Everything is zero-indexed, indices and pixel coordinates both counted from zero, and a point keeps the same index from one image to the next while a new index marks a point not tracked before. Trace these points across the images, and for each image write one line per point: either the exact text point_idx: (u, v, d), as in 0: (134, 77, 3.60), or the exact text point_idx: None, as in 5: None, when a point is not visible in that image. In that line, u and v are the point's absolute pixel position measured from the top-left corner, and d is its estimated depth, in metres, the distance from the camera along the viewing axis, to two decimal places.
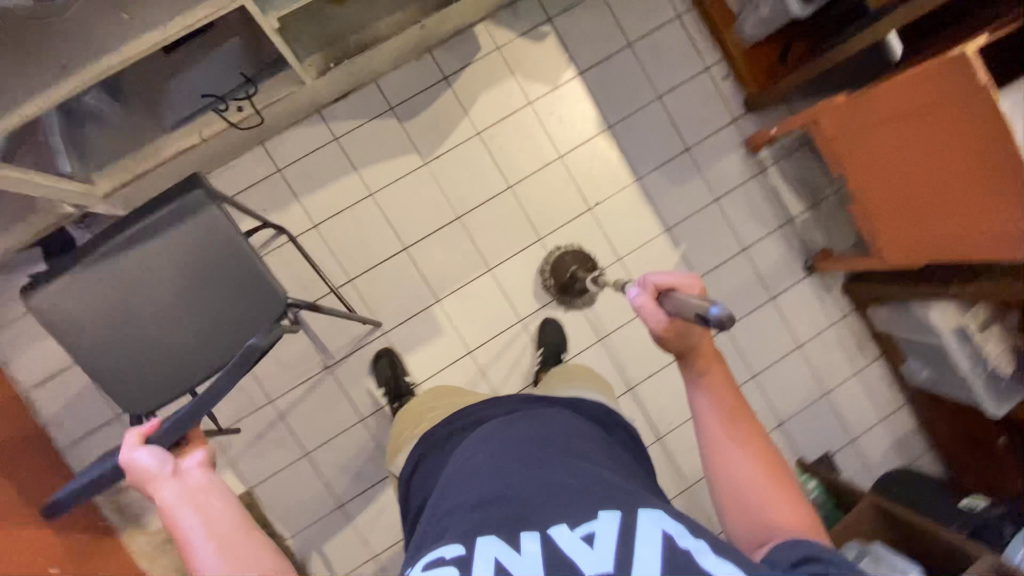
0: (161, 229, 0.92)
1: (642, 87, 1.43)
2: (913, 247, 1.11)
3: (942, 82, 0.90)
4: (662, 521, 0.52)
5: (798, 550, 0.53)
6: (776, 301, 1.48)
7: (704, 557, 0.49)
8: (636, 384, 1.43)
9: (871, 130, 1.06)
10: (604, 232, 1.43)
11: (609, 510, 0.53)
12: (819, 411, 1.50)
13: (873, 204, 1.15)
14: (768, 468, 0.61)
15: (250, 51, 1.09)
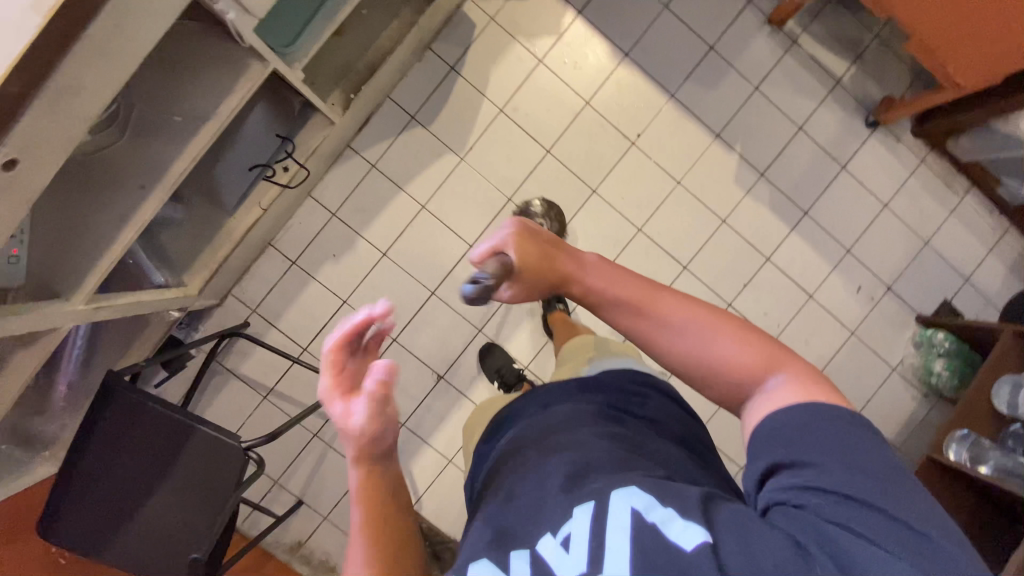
0: (122, 477, 0.86)
1: (645, 3, 1.36)
2: (985, 61, 1.05)
3: None
4: (635, 497, 0.54)
5: (786, 472, 0.52)
6: (847, 168, 1.42)
7: (685, 522, 0.50)
8: (735, 296, 1.42)
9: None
10: (655, 161, 1.40)
11: (618, 489, 0.55)
12: (925, 262, 1.45)
13: (930, 37, 1.08)
14: (714, 332, 0.61)
15: (276, 110, 1.11)
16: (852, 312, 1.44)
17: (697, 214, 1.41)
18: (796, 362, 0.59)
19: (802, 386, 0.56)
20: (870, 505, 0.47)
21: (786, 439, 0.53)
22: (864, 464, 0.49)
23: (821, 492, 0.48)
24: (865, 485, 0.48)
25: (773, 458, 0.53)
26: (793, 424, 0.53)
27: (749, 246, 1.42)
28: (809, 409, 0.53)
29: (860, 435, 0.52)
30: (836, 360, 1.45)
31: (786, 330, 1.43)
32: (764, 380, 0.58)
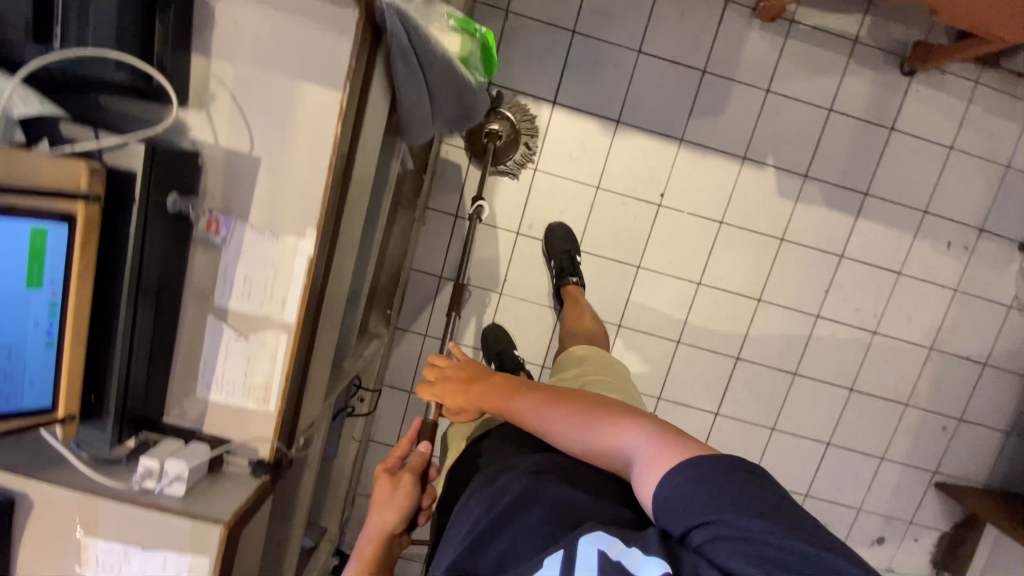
0: None
1: (617, 59, 1.23)
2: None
3: None
4: (602, 541, 0.52)
5: (700, 525, 0.51)
6: (896, 128, 1.27)
7: (643, 556, 0.50)
8: (821, 305, 1.35)
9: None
10: (689, 212, 1.31)
11: (586, 533, 0.53)
12: (1013, 186, 1.31)
13: (958, 7, 0.95)
14: (591, 421, 0.68)
15: None
16: (949, 271, 1.34)
17: (752, 243, 1.32)
18: (661, 428, 0.63)
19: (661, 449, 0.60)
20: (785, 540, 0.47)
21: (678, 497, 0.54)
22: (757, 500, 0.51)
23: (738, 538, 0.49)
24: (762, 520, 0.49)
25: (683, 514, 0.53)
26: (671, 487, 0.55)
27: (819, 250, 1.33)
28: (671, 470, 0.56)
29: (737, 467, 0.54)
30: (947, 322, 1.37)
31: (885, 314, 1.36)
32: (633, 447, 0.63)
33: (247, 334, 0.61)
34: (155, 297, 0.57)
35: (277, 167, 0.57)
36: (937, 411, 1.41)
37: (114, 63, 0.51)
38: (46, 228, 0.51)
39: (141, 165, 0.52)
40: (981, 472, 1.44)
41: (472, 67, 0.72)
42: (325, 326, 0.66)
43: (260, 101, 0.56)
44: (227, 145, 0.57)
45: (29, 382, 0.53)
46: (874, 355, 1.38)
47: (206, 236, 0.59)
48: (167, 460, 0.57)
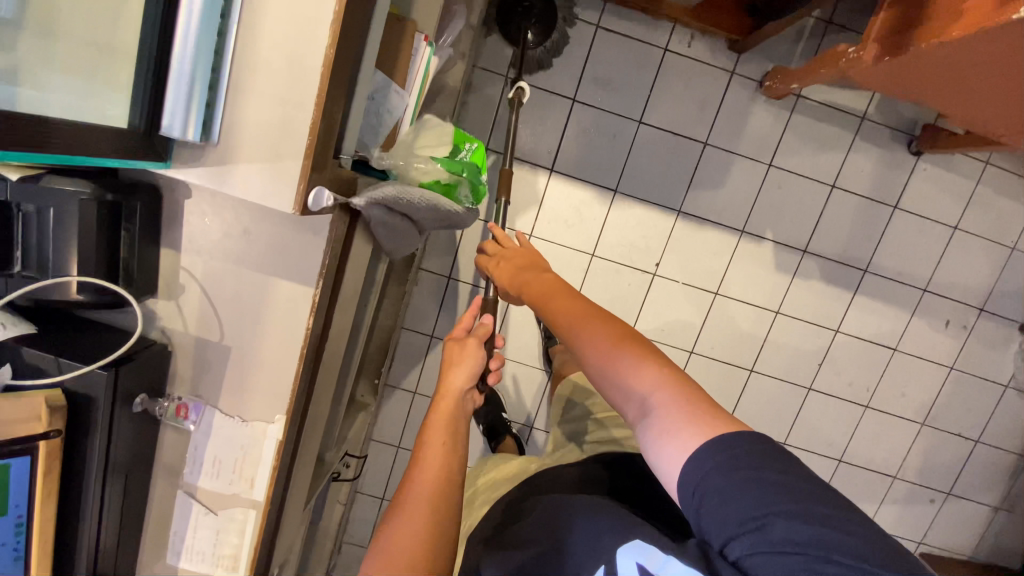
0: None
1: (617, 128, 1.21)
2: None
3: (1005, 53, 0.67)
4: (638, 550, 0.56)
5: (739, 535, 0.48)
6: (900, 206, 1.25)
7: (680, 564, 0.53)
8: (813, 378, 1.34)
9: (913, 71, 0.83)
10: (684, 282, 1.29)
11: (624, 544, 0.57)
12: (1017, 267, 1.29)
13: (970, 117, 0.92)
14: (606, 352, 0.58)
15: None
16: (946, 349, 1.32)
17: (746, 315, 1.31)
18: (689, 391, 0.54)
19: (685, 414, 0.52)
20: (834, 556, 0.44)
21: (705, 492, 0.49)
22: (802, 497, 0.47)
23: (781, 550, 0.45)
24: (811, 526, 0.45)
25: (719, 522, 0.49)
26: (699, 475, 0.49)
27: (814, 324, 1.31)
28: (695, 453, 0.50)
29: (803, 480, 0.49)
30: (941, 398, 1.35)
31: (878, 389, 1.35)
32: (648, 399, 0.55)
33: (216, 509, 0.77)
34: (122, 475, 0.70)
35: (248, 355, 0.69)
36: (926, 485, 1.40)
37: (77, 284, 0.60)
38: (9, 463, 0.59)
39: (105, 384, 0.62)
40: (966, 546, 1.44)
41: (462, 194, 0.72)
42: (303, 465, 0.74)
43: (231, 298, 0.67)
44: (197, 335, 0.70)
45: (6, 558, 0.62)
46: (864, 428, 1.37)
47: (176, 418, 0.73)
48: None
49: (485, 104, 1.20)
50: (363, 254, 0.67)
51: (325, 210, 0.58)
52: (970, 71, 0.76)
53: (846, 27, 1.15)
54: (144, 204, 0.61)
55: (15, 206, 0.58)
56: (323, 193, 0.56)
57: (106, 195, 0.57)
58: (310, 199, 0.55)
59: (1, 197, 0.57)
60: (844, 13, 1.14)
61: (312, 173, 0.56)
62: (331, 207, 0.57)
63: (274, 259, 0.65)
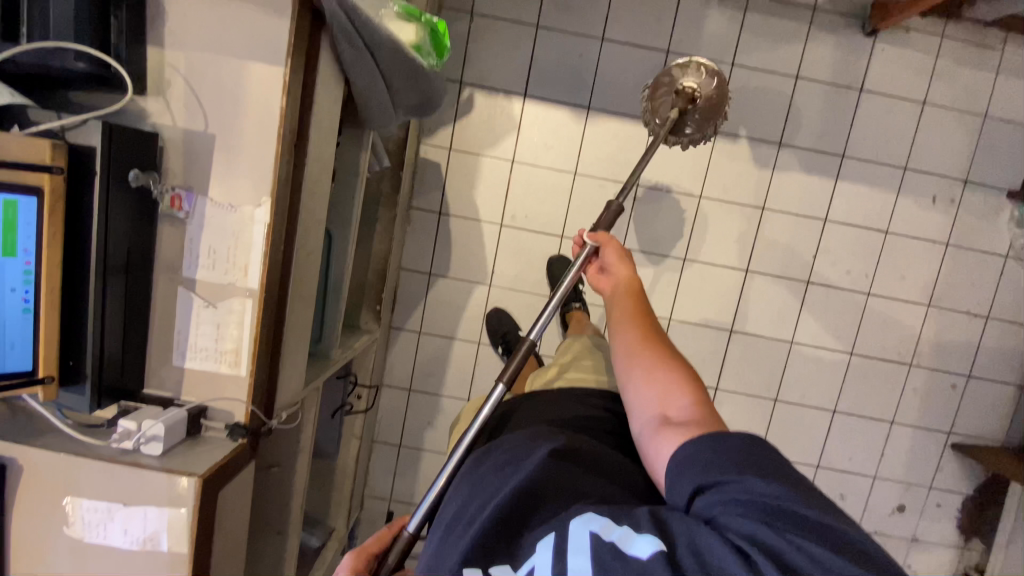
0: None
1: (582, 47, 1.27)
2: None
3: None
4: (592, 520, 0.49)
5: (714, 487, 0.48)
6: (866, 89, 1.29)
7: (638, 535, 0.46)
8: (810, 271, 1.35)
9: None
10: (668, 189, 1.33)
11: (577, 516, 0.50)
12: (993, 136, 1.31)
13: None
14: (652, 367, 0.62)
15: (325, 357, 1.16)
16: (937, 226, 1.33)
17: (734, 215, 1.33)
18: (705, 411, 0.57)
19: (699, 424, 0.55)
20: (803, 510, 0.44)
21: (688, 464, 0.51)
22: (776, 469, 0.48)
23: (749, 496, 0.46)
24: (780, 485, 0.46)
25: (696, 471, 0.50)
26: (692, 452, 0.52)
27: (803, 216, 1.33)
28: (693, 440, 0.53)
29: (761, 450, 0.50)
30: (943, 277, 1.35)
31: (877, 275, 1.35)
32: (676, 413, 0.58)
33: (215, 302, 0.65)
34: (124, 276, 0.61)
35: (230, 144, 0.61)
36: (943, 370, 1.38)
37: (73, 54, 0.56)
38: (18, 201, 0.54)
39: (100, 140, 0.56)
40: (998, 431, 1.40)
41: (425, 52, 0.77)
42: (295, 301, 0.69)
43: (213, 84, 0.61)
44: (185, 125, 0.62)
45: (10, 346, 0.56)
46: (871, 317, 1.37)
47: (171, 211, 0.63)
48: (147, 420, 0.59)
49: (455, 40, 1.27)
50: (327, 67, 0.64)
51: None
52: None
53: None
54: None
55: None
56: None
57: None
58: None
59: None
60: None
61: None
62: None
63: (247, 37, 0.59)
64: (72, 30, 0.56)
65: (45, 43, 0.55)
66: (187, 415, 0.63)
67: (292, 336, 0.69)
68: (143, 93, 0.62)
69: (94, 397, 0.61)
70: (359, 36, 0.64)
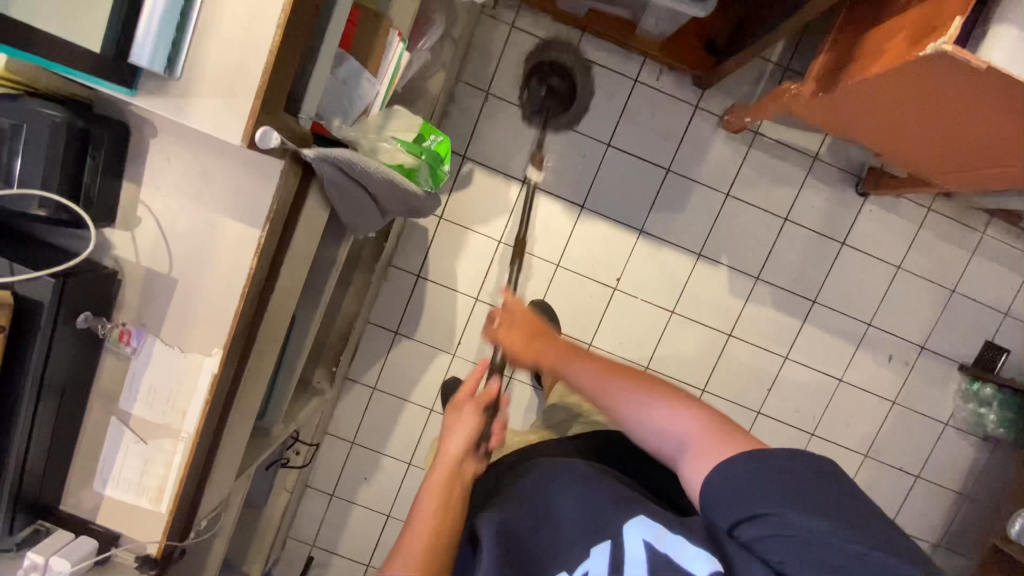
0: None
1: (588, 147, 1.29)
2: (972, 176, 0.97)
3: (922, 78, 0.74)
4: (647, 529, 0.61)
5: (750, 521, 0.58)
6: (848, 243, 1.33)
7: (689, 546, 0.58)
8: (762, 403, 1.38)
9: (900, 109, 0.84)
10: (642, 299, 1.34)
11: (632, 521, 0.63)
12: (956, 310, 1.36)
13: (903, 154, 1.00)
14: (638, 396, 0.72)
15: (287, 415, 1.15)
16: (888, 383, 1.38)
17: (701, 336, 1.35)
18: (703, 412, 0.68)
19: (709, 440, 0.65)
20: (845, 543, 0.53)
21: (731, 490, 0.60)
22: (822, 498, 0.57)
23: (791, 532, 0.55)
24: (825, 522, 0.54)
25: (741, 503, 0.59)
26: (726, 476, 0.61)
27: (766, 349, 1.36)
28: (723, 463, 0.62)
29: (802, 466, 0.59)
30: (883, 431, 1.40)
31: (823, 418, 1.39)
32: (681, 431, 0.68)
33: (147, 439, 0.67)
34: (56, 406, 0.63)
35: (191, 290, 0.64)
36: None
37: (38, 200, 0.59)
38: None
39: (50, 296, 0.59)
40: None
41: (418, 178, 0.78)
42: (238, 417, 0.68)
43: (184, 230, 0.63)
44: (148, 265, 0.64)
45: None
46: None
47: (118, 344, 0.66)
48: (53, 557, 0.62)
49: (465, 115, 1.28)
50: (315, 208, 0.65)
51: (269, 150, 0.57)
52: (974, 116, 0.78)
53: (801, 74, 1.26)
54: (114, 135, 0.60)
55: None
56: (272, 130, 0.55)
57: (77, 121, 0.57)
58: (258, 134, 0.55)
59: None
60: (799, 60, 1.25)
61: (261, 116, 0.55)
62: (278, 147, 0.56)
63: (223, 188, 0.62)
64: (41, 177, 0.58)
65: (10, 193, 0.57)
66: (97, 545, 0.67)
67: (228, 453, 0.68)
68: (109, 224, 0.64)
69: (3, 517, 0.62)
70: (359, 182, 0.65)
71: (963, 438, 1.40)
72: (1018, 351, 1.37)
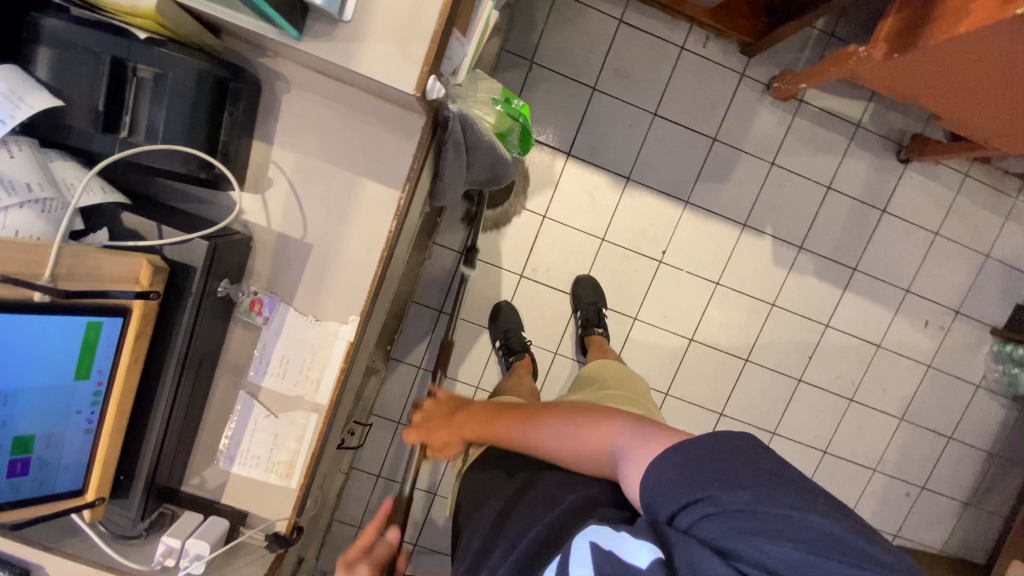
0: None
1: (633, 117, 1.28)
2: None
3: (1004, 38, 0.75)
4: (593, 532, 0.52)
5: (691, 502, 0.50)
6: (889, 210, 1.34)
7: (633, 540, 0.50)
8: (804, 371, 1.40)
9: (980, 68, 0.83)
10: (687, 271, 1.35)
11: (579, 531, 0.53)
12: (990, 273, 1.39)
13: (957, 118, 1.02)
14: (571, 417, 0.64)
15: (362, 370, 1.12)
16: (924, 347, 1.41)
17: (745, 307, 1.36)
18: (639, 422, 0.60)
19: (647, 441, 0.56)
20: (773, 509, 0.47)
21: (662, 483, 0.52)
22: (747, 476, 0.50)
23: (729, 511, 0.48)
24: (751, 492, 0.48)
25: (671, 492, 0.51)
26: (656, 478, 0.52)
27: (808, 318, 1.38)
28: (653, 462, 0.54)
29: (729, 451, 0.53)
30: (919, 395, 1.44)
31: (862, 384, 1.42)
32: (620, 447, 0.59)
33: (278, 412, 0.73)
34: (194, 373, 0.68)
35: (328, 255, 0.69)
36: (903, 478, 1.47)
37: (183, 157, 0.60)
38: (102, 321, 0.58)
39: (203, 258, 0.61)
40: (938, 539, 1.51)
41: (509, 143, 0.77)
42: None
43: (320, 194, 0.67)
44: (282, 231, 0.69)
45: (66, 466, 0.60)
46: (849, 420, 1.44)
47: (249, 313, 0.71)
48: (189, 540, 0.67)
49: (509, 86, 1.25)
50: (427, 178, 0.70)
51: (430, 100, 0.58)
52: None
53: (847, 40, 1.25)
54: (250, 86, 0.63)
55: (124, 63, 0.56)
56: (439, 82, 0.57)
57: (220, 70, 0.58)
58: (428, 84, 0.55)
59: (112, 49, 0.55)
60: (845, 27, 1.24)
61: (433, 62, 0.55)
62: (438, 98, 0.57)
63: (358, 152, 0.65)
64: (186, 133, 0.60)
65: (165, 150, 0.58)
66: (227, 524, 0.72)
67: None
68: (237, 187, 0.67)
69: (143, 503, 0.67)
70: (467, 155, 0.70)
71: (993, 398, 1.45)
72: None
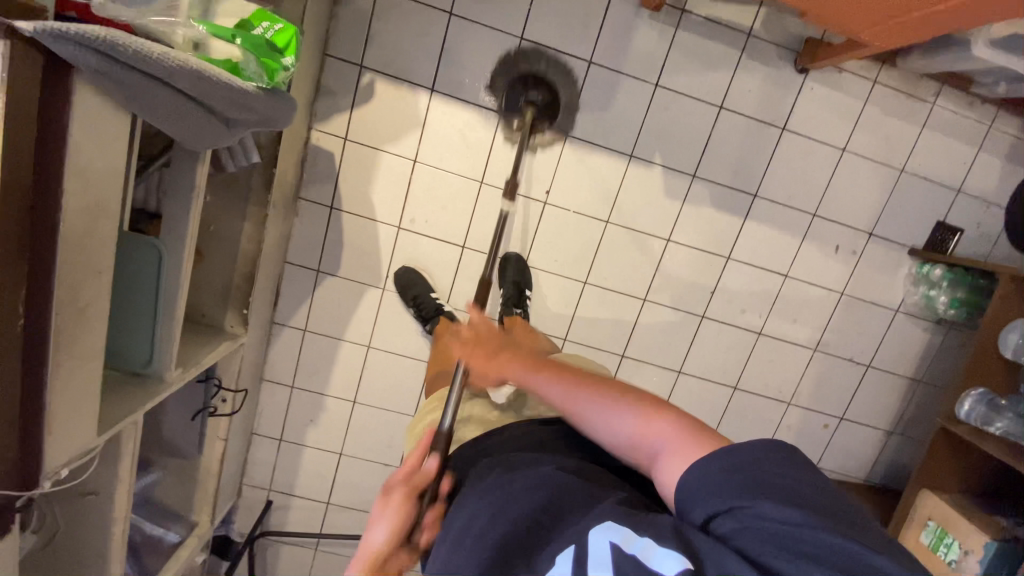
0: None
1: (498, 45, 1.17)
2: (912, 28, 0.86)
3: None
4: (613, 532, 0.51)
5: (728, 512, 0.50)
6: (789, 127, 1.23)
7: (657, 546, 0.48)
8: (706, 307, 1.34)
9: None
10: (575, 211, 1.26)
11: (597, 524, 0.52)
12: (907, 190, 1.29)
13: (824, 12, 0.90)
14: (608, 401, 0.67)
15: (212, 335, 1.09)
16: (836, 275, 1.33)
17: (638, 244, 1.29)
18: (684, 416, 0.62)
19: (685, 441, 0.58)
20: (816, 534, 0.46)
21: (707, 491, 0.52)
22: (796, 494, 0.50)
23: (762, 525, 0.48)
24: (797, 512, 0.48)
25: (712, 497, 0.52)
26: (699, 476, 0.54)
27: (708, 251, 1.30)
28: (698, 463, 0.55)
29: (768, 462, 0.53)
30: (833, 324, 1.37)
31: (771, 317, 1.35)
32: (654, 440, 0.61)
33: None
34: None
35: None
36: (820, 410, 1.43)
37: None
38: None
39: None
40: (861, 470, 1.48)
41: (249, 73, 0.68)
42: (69, 365, 0.60)
43: None
44: None
45: None
46: (758, 355, 1.38)
47: None
48: None
49: (355, 18, 1.14)
50: (92, 105, 0.54)
51: None
52: None
53: None
54: None
55: None
56: None
57: None
58: None
59: None
60: None
61: None
62: None
63: None
64: None
65: None
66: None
67: (66, 399, 0.61)
68: None
69: None
70: (138, 70, 0.55)
71: (914, 324, 1.37)
72: (970, 228, 1.32)
